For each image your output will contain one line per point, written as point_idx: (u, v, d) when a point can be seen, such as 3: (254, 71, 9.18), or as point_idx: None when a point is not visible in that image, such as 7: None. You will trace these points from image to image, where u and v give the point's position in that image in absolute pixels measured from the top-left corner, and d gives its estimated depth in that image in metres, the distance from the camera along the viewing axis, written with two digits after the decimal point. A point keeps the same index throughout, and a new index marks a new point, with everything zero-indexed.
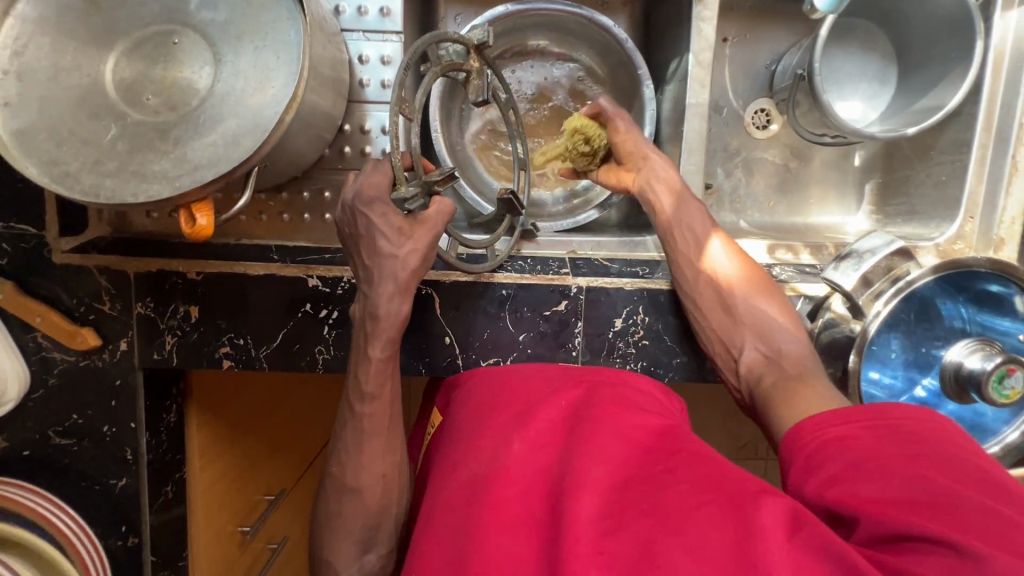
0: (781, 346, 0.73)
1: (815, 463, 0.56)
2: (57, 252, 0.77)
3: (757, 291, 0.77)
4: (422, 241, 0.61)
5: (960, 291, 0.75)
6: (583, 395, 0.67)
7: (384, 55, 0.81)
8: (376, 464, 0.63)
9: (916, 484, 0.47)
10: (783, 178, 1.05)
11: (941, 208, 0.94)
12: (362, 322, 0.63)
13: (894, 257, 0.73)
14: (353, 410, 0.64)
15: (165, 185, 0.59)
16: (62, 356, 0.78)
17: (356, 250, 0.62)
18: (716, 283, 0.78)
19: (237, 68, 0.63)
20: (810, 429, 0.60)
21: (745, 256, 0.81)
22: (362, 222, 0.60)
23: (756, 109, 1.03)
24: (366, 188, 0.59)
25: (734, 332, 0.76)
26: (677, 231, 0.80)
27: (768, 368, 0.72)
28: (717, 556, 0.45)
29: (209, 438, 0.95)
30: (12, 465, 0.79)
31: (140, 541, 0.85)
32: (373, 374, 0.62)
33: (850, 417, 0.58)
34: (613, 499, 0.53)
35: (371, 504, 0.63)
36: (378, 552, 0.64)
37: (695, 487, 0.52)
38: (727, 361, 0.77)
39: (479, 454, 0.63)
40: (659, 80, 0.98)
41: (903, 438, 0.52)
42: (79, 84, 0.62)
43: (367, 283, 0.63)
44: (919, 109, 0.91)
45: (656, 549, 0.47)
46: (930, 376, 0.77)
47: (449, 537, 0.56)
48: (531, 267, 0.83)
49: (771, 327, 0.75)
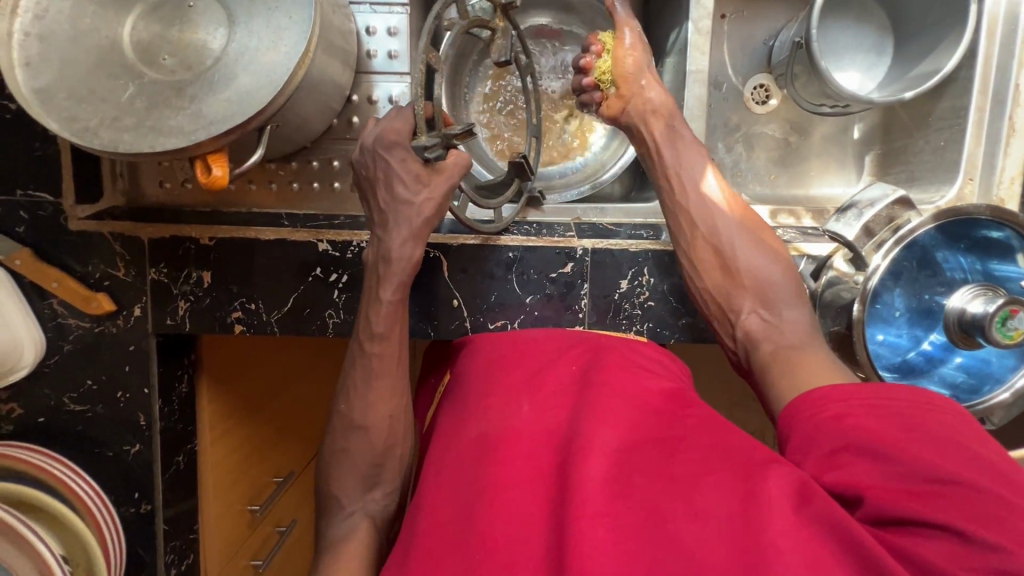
0: (783, 311, 0.69)
1: (809, 443, 0.50)
2: (73, 219, 0.79)
3: (760, 252, 0.74)
4: (439, 189, 0.65)
5: (959, 240, 0.77)
6: (589, 366, 0.65)
7: (391, 27, 0.83)
8: (381, 406, 0.66)
9: (919, 475, 0.42)
10: (784, 152, 1.06)
11: (940, 173, 0.95)
12: (376, 264, 0.68)
13: (895, 206, 0.75)
14: (363, 348, 0.67)
15: (181, 138, 0.60)
16: (77, 323, 0.80)
17: (373, 193, 0.66)
18: (717, 246, 0.75)
19: (250, 29, 0.65)
20: (809, 404, 0.53)
21: (751, 215, 0.77)
22: (380, 165, 0.64)
23: (755, 84, 1.04)
24: (389, 133, 0.63)
25: (736, 295, 0.73)
26: (682, 185, 0.78)
27: (766, 334, 0.69)
28: (727, 526, 0.42)
29: (219, 413, 0.96)
30: (31, 431, 0.82)
31: (153, 507, 0.86)
32: (385, 314, 0.66)
33: (849, 396, 0.51)
34: (621, 461, 0.50)
35: (378, 443, 0.66)
36: (384, 490, 0.66)
37: (706, 453, 0.49)
38: (726, 324, 0.73)
39: (466, 433, 0.60)
40: (658, 54, 1.00)
41: (904, 421, 0.46)
42: (98, 45, 0.64)
43: (381, 226, 0.67)
44: (915, 76, 0.92)
45: (666, 512, 0.44)
46: (935, 329, 0.78)
47: (436, 514, 0.53)
48: (537, 232, 0.85)
49: (775, 290, 0.71)
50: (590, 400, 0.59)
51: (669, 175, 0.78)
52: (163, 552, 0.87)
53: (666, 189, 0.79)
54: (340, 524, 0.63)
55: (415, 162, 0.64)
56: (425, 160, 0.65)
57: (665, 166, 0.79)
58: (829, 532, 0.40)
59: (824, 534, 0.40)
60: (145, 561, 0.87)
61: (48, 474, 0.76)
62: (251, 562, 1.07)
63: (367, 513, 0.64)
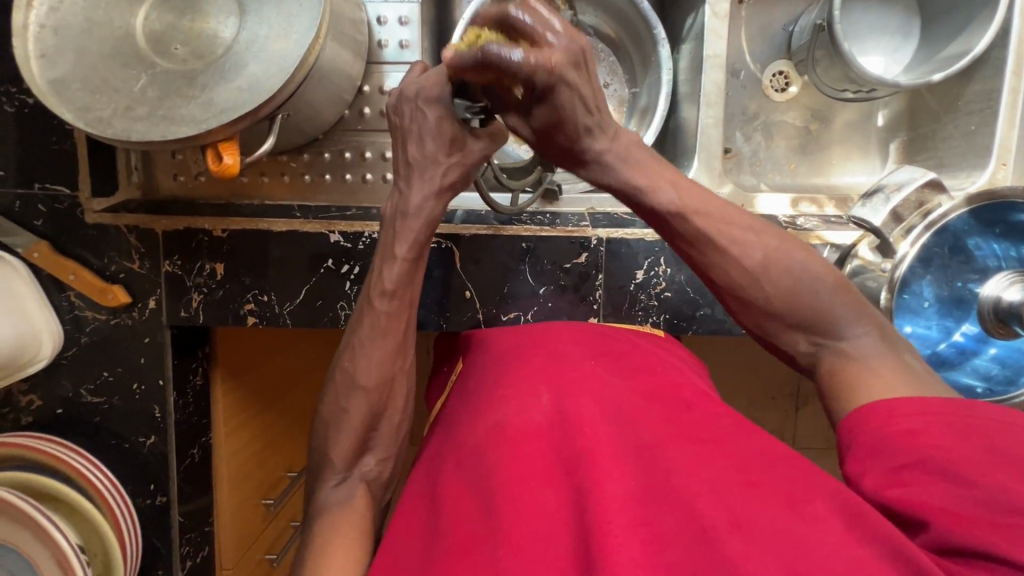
0: (845, 333, 0.55)
1: (875, 453, 0.45)
2: (89, 212, 0.79)
3: (791, 274, 0.57)
4: (474, 155, 0.65)
5: (993, 226, 0.74)
6: (611, 365, 0.62)
7: (402, 17, 0.82)
8: (384, 368, 0.65)
9: (999, 506, 0.37)
10: (804, 140, 1.03)
11: (970, 157, 0.91)
12: (393, 219, 0.67)
13: (924, 190, 0.72)
14: (372, 305, 0.66)
15: (192, 127, 0.60)
16: (94, 315, 0.81)
17: (403, 143, 0.65)
18: (746, 299, 0.58)
19: (260, 17, 0.65)
20: (881, 413, 0.47)
21: (770, 243, 0.58)
22: (416, 120, 0.62)
23: (774, 71, 1.01)
24: (430, 87, 0.61)
25: (781, 329, 0.58)
26: (709, 252, 0.58)
27: (828, 369, 0.54)
28: (773, 539, 0.38)
29: (233, 406, 0.97)
30: (49, 422, 0.83)
31: (168, 499, 0.86)
32: (398, 273, 0.66)
33: (929, 412, 0.44)
34: (653, 462, 0.47)
35: (379, 406, 0.65)
36: (376, 457, 0.66)
37: (744, 460, 0.46)
38: (781, 355, 0.59)
39: (483, 424, 0.57)
40: (674, 40, 0.98)
41: (984, 444, 0.40)
42: (112, 36, 0.64)
43: (404, 180, 0.66)
44: (944, 58, 0.88)
45: (705, 518, 0.40)
46: (967, 319, 0.76)
47: (451, 508, 0.50)
48: (551, 222, 0.83)
49: (826, 310, 0.56)
50: (618, 400, 0.56)
51: (694, 258, 0.60)
52: (179, 543, 0.88)
53: (689, 262, 0.60)
54: (335, 493, 0.62)
55: (452, 122, 0.62)
56: (461, 122, 0.63)
57: (683, 241, 0.59)
58: (884, 548, 0.38)
59: (876, 551, 0.38)
60: (161, 552, 0.87)
61: (68, 466, 0.77)
62: (266, 556, 1.07)
63: (363, 478, 0.64)
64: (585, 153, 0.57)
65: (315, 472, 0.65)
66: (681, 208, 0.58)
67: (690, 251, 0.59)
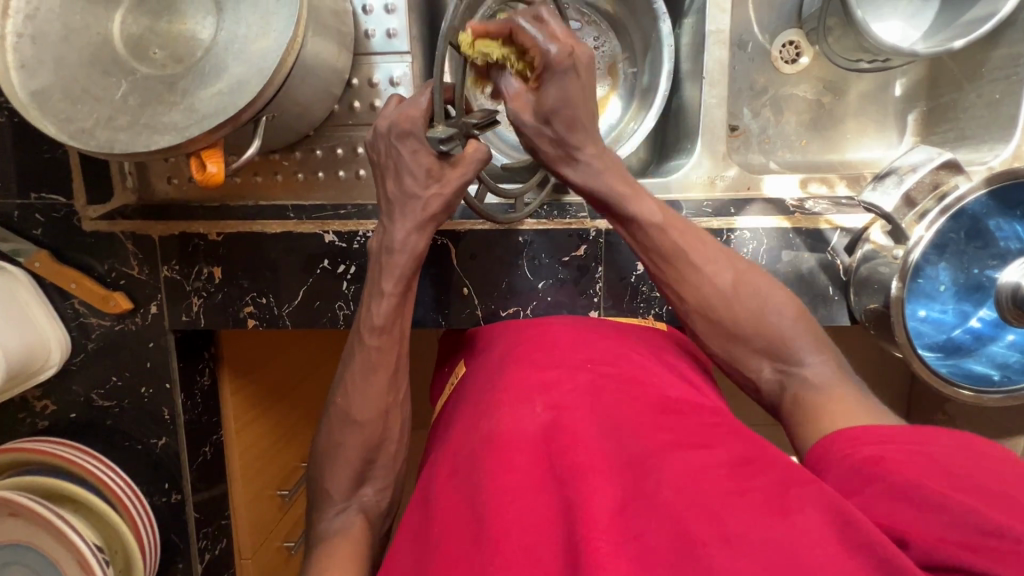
0: (803, 359, 0.59)
1: (843, 482, 0.45)
2: (86, 219, 0.80)
3: (767, 301, 0.61)
4: (453, 184, 0.62)
5: (1017, 208, 0.70)
6: (603, 368, 0.61)
7: (389, 4, 0.79)
8: (376, 401, 0.65)
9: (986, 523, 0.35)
10: (816, 114, 0.98)
11: (995, 128, 0.85)
12: (379, 256, 0.66)
13: (939, 171, 0.68)
14: (362, 340, 0.66)
15: (175, 134, 0.59)
16: (98, 322, 0.82)
17: (382, 181, 0.64)
18: (715, 318, 0.62)
19: (237, 16, 0.63)
20: (843, 442, 0.48)
21: (740, 267, 0.63)
22: (392, 155, 0.62)
23: (785, 41, 0.96)
24: (402, 121, 0.59)
25: (748, 355, 0.61)
26: (684, 268, 0.63)
27: (792, 399, 0.57)
28: (763, 552, 0.37)
29: (242, 403, 0.97)
30: (63, 428, 0.85)
31: (182, 498, 0.88)
32: (386, 307, 0.65)
33: (884, 441, 0.45)
34: (644, 472, 0.46)
35: (376, 433, 0.65)
36: (375, 485, 0.65)
37: (737, 468, 0.45)
38: (743, 381, 0.62)
39: (476, 433, 0.57)
40: (678, 12, 0.92)
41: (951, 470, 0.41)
42: (90, 42, 0.63)
43: (387, 217, 0.66)
44: (969, 21, 0.82)
45: (694, 532, 0.40)
46: (985, 304, 0.73)
47: (444, 520, 0.50)
48: (548, 213, 0.81)
49: (792, 339, 0.59)
50: (611, 407, 0.55)
51: (668, 273, 0.64)
52: (196, 538, 0.90)
53: (663, 278, 0.65)
54: (336, 518, 0.62)
55: (428, 155, 0.61)
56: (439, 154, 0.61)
57: (660, 254, 0.64)
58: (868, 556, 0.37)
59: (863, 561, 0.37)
60: (179, 547, 0.90)
61: (83, 469, 0.79)
62: (284, 544, 1.10)
63: (362, 507, 0.63)
64: (578, 153, 0.61)
65: (318, 489, 0.65)
66: (660, 223, 0.63)
67: (665, 267, 0.64)
